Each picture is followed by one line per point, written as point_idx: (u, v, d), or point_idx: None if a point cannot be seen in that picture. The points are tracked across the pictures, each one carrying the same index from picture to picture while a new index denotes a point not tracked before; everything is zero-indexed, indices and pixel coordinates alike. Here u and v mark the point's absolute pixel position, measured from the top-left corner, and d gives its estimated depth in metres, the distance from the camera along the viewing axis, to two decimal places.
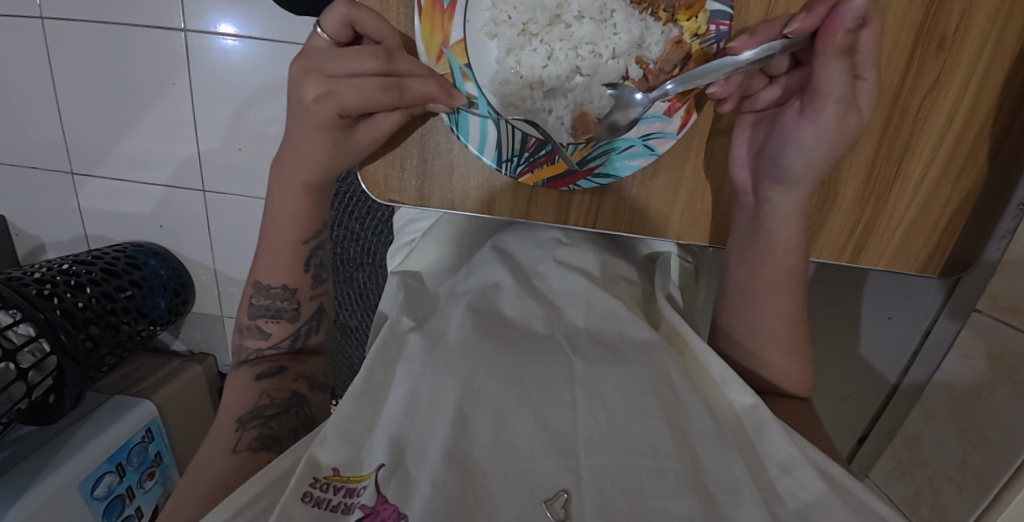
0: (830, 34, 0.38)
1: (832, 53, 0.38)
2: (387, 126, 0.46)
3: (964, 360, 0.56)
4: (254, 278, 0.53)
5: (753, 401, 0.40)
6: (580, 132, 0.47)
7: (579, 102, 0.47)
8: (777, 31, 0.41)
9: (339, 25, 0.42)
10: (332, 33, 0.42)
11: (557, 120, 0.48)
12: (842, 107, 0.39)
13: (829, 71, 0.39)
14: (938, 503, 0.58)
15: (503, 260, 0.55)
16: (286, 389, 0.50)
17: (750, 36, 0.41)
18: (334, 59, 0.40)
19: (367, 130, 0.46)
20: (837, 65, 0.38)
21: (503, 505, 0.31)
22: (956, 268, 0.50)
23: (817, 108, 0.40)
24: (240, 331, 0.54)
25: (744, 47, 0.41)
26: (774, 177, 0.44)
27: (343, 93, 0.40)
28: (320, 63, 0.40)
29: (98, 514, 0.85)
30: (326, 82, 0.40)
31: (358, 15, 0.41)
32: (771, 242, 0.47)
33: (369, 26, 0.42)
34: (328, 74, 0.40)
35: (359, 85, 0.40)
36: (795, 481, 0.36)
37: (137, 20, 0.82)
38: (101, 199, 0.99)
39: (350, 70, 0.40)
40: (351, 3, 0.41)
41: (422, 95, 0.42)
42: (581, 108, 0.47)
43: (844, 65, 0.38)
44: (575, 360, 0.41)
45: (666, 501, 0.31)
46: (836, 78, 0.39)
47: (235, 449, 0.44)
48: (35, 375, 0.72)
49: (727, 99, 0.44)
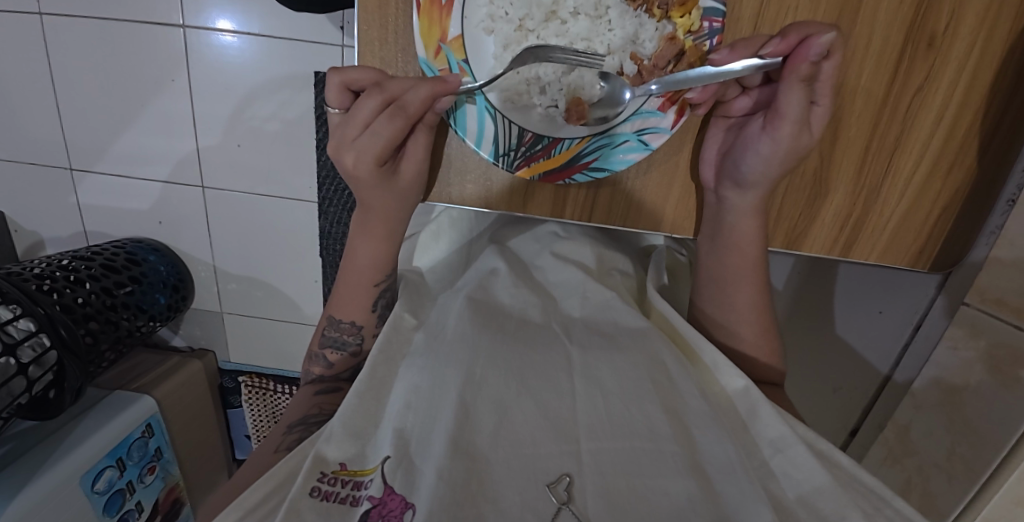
0: (796, 63, 0.40)
1: (794, 80, 0.41)
2: (421, 149, 0.47)
3: (953, 351, 0.57)
4: (327, 312, 0.56)
5: (745, 384, 0.41)
6: (575, 118, 0.46)
7: (573, 87, 0.46)
8: (754, 50, 0.42)
9: (338, 94, 0.45)
10: (338, 105, 0.46)
11: (549, 104, 0.47)
12: (797, 127, 0.43)
13: (788, 96, 0.42)
14: (927, 490, 0.59)
15: (503, 253, 0.56)
16: (338, 404, 0.51)
17: (729, 51, 0.41)
18: (347, 128, 0.44)
19: (411, 159, 0.47)
20: (797, 91, 0.41)
21: (507, 490, 0.32)
22: (945, 263, 0.51)
23: (776, 125, 0.43)
24: (309, 358, 0.56)
25: (724, 60, 0.41)
26: (734, 179, 0.47)
27: (370, 146, 0.44)
28: (340, 138, 0.45)
29: (99, 508, 0.86)
30: (354, 147, 0.44)
31: (345, 76, 0.44)
32: (732, 233, 0.49)
33: (358, 77, 0.44)
34: (351, 141, 0.44)
35: (378, 133, 0.43)
36: (787, 458, 0.37)
37: (135, 16, 0.82)
38: (100, 195, 0.99)
39: (363, 126, 0.43)
40: (335, 70, 0.44)
41: (425, 100, 0.42)
42: (574, 93, 0.46)
43: (802, 92, 0.42)
44: (572, 349, 0.42)
45: (664, 481, 0.32)
46: (794, 103, 0.42)
47: (276, 449, 0.45)
48: (35, 369, 0.73)
49: (703, 104, 0.45)
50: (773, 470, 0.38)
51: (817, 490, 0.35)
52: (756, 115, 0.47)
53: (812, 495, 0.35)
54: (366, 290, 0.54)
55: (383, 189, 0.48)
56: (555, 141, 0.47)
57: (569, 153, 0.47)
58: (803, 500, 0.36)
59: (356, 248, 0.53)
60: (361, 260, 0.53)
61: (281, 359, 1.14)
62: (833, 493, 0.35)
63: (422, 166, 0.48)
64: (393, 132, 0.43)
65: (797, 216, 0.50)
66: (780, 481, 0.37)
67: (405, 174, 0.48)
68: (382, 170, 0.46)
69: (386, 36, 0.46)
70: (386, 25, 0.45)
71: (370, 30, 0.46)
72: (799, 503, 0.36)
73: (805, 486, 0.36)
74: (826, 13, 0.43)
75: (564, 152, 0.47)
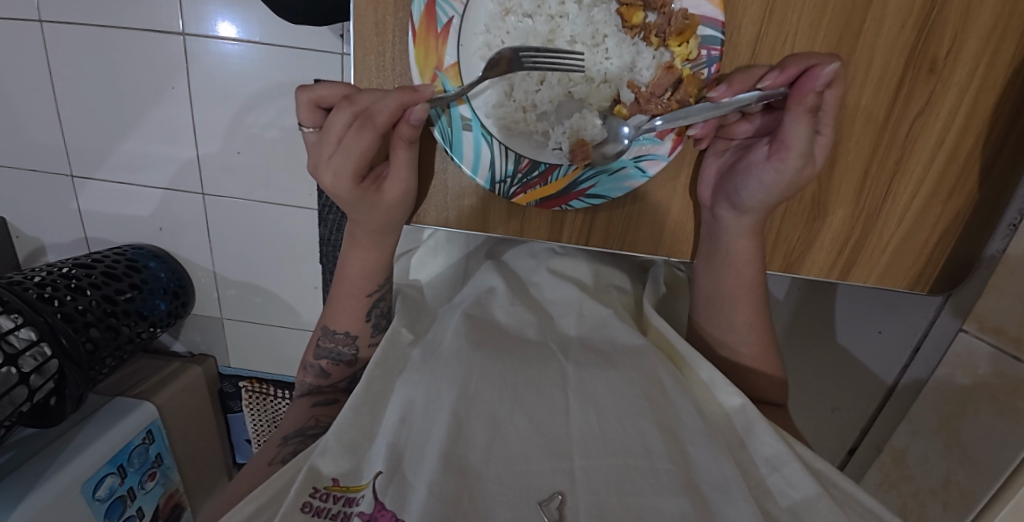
0: (801, 95, 0.40)
1: (801, 111, 0.41)
2: (404, 167, 0.45)
3: (951, 375, 0.57)
4: (322, 322, 0.56)
5: (741, 401, 0.41)
6: (580, 158, 0.46)
7: (575, 129, 0.46)
8: (752, 83, 0.42)
9: (309, 113, 0.45)
10: (312, 124, 0.45)
11: (555, 145, 0.47)
12: (802, 159, 0.42)
13: (795, 126, 0.41)
14: (923, 514, 0.60)
15: (499, 269, 0.56)
16: (335, 418, 0.51)
17: (727, 86, 0.42)
18: (322, 147, 0.44)
19: (393, 178, 0.46)
20: (803, 122, 0.41)
21: (498, 506, 0.32)
22: (944, 286, 0.50)
23: (781, 155, 0.43)
24: (303, 368, 0.56)
25: (723, 95, 0.42)
26: (731, 202, 0.46)
27: (343, 161, 0.44)
28: (317, 156, 0.45)
29: (100, 515, 0.86)
30: (330, 165, 0.44)
31: (314, 93, 0.44)
32: (730, 254, 0.49)
33: (326, 94, 0.43)
34: (327, 157, 0.44)
35: (350, 147, 0.43)
36: (783, 477, 0.37)
37: (136, 23, 0.82)
38: (101, 201, 0.99)
39: (337, 142, 0.43)
40: (304, 88, 0.44)
41: (393, 110, 0.40)
42: (578, 135, 0.46)
43: (808, 122, 0.41)
44: (567, 365, 0.42)
45: (657, 499, 0.32)
46: (800, 134, 0.41)
47: (271, 461, 0.45)
48: (37, 378, 0.73)
49: (704, 139, 0.47)
50: (770, 488, 0.37)
51: (813, 505, 0.35)
52: (760, 140, 0.47)
53: (806, 511, 0.35)
54: (359, 300, 0.54)
55: (378, 207, 0.48)
56: (552, 168, 0.47)
57: (565, 181, 0.47)
58: (795, 511, 0.36)
59: (352, 264, 0.53)
60: (356, 275, 0.53)
61: (280, 365, 1.14)
62: (828, 510, 0.34)
63: (407, 185, 0.47)
64: (365, 146, 0.43)
65: (795, 239, 0.50)
66: (776, 498, 0.37)
67: (388, 193, 0.47)
68: (360, 188, 0.46)
69: (384, 61, 0.45)
70: (383, 50, 0.45)
71: (368, 54, 0.45)
72: (790, 516, 0.36)
73: (801, 502, 0.36)
74: (824, 42, 0.43)
75: (560, 179, 0.47)
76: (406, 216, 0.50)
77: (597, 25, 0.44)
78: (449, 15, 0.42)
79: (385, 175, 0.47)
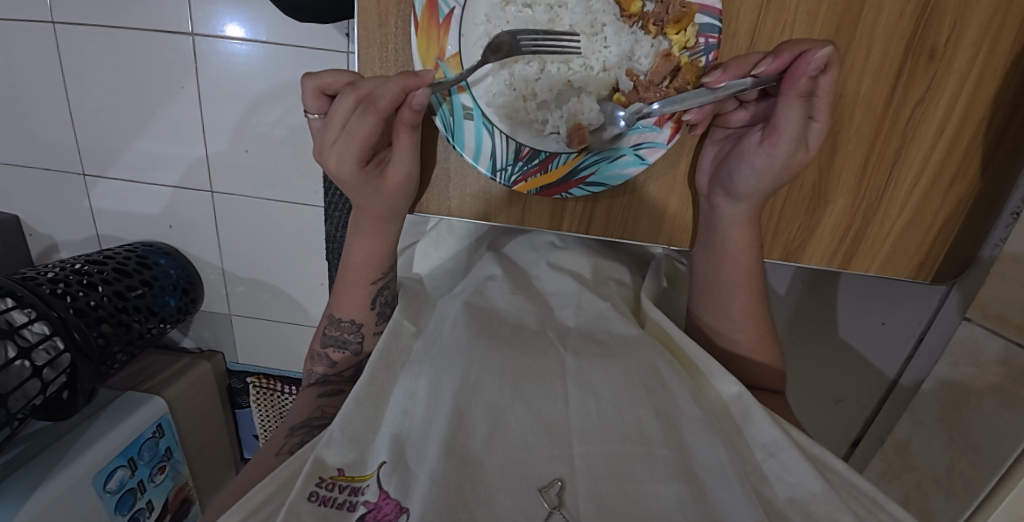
0: (793, 79, 0.40)
1: (794, 95, 0.41)
2: (406, 155, 0.46)
3: (954, 366, 0.57)
4: (327, 311, 0.57)
5: (738, 390, 0.41)
6: (576, 142, 0.47)
7: (572, 114, 0.47)
8: (747, 69, 0.42)
9: (315, 99, 0.46)
10: (317, 110, 0.47)
11: (553, 130, 0.47)
12: (794, 144, 0.43)
13: (787, 111, 0.42)
14: (928, 507, 0.60)
15: (501, 260, 0.56)
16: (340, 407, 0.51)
17: (723, 71, 0.42)
18: (327, 134, 0.45)
19: (397, 163, 0.47)
20: (796, 107, 0.41)
21: (500, 494, 0.32)
22: (946, 276, 0.50)
23: (773, 140, 0.43)
24: (311, 358, 0.57)
25: (718, 81, 0.42)
26: (726, 189, 0.47)
27: (346, 145, 0.45)
28: (322, 141, 0.46)
29: (110, 508, 0.88)
30: (335, 150, 0.45)
31: (319, 80, 0.45)
32: (726, 243, 0.50)
33: (332, 81, 0.45)
34: (332, 142, 0.45)
35: (353, 131, 0.44)
36: (780, 462, 0.37)
37: (147, 25, 0.84)
38: (112, 199, 1.01)
39: (341, 125, 0.44)
40: (311, 75, 0.45)
41: (395, 97, 0.41)
42: (575, 120, 0.47)
43: (801, 107, 0.41)
44: (566, 356, 0.42)
45: (655, 485, 0.33)
46: (793, 119, 0.42)
47: (277, 451, 0.46)
48: (50, 372, 0.75)
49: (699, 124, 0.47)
50: (766, 473, 0.38)
51: (811, 493, 0.35)
52: (755, 127, 0.47)
53: (805, 498, 0.35)
54: (364, 288, 0.55)
55: (381, 196, 0.49)
56: (551, 156, 0.47)
57: (565, 168, 0.48)
58: (795, 501, 0.36)
59: (355, 253, 0.54)
60: (360, 262, 0.54)
61: (287, 361, 1.16)
62: (825, 496, 0.35)
63: (409, 172, 0.47)
64: (367, 129, 0.43)
65: (796, 228, 0.50)
66: (773, 484, 0.37)
67: (391, 177, 0.47)
68: (364, 173, 0.47)
69: (387, 53, 0.46)
70: (387, 42, 0.46)
71: (371, 47, 0.46)
72: (788, 504, 0.36)
73: (797, 488, 0.36)
74: (823, 29, 0.43)
75: (560, 166, 0.48)
76: (410, 203, 0.51)
77: (596, 14, 0.45)
78: (450, 6, 0.43)
79: (389, 160, 0.48)
